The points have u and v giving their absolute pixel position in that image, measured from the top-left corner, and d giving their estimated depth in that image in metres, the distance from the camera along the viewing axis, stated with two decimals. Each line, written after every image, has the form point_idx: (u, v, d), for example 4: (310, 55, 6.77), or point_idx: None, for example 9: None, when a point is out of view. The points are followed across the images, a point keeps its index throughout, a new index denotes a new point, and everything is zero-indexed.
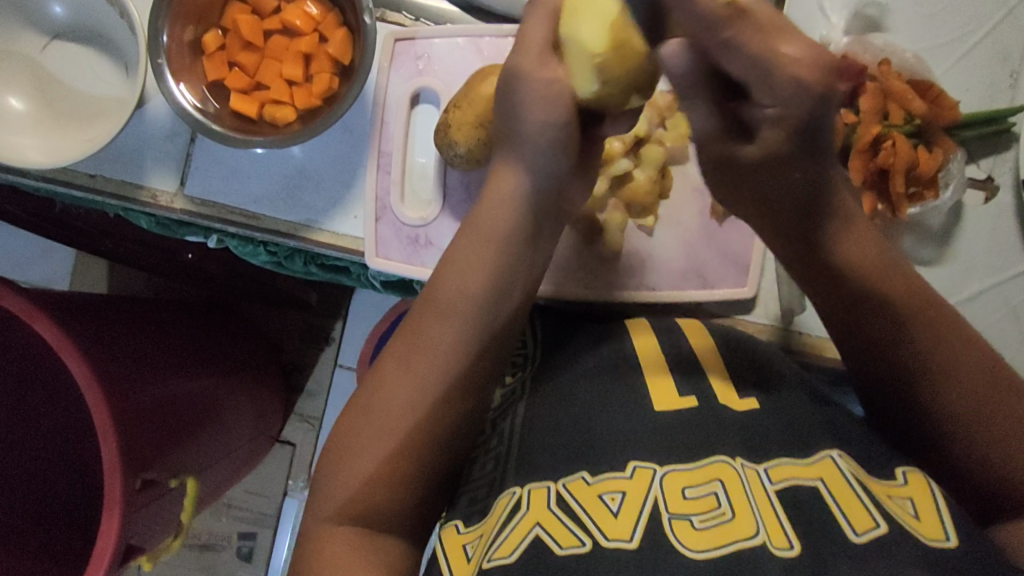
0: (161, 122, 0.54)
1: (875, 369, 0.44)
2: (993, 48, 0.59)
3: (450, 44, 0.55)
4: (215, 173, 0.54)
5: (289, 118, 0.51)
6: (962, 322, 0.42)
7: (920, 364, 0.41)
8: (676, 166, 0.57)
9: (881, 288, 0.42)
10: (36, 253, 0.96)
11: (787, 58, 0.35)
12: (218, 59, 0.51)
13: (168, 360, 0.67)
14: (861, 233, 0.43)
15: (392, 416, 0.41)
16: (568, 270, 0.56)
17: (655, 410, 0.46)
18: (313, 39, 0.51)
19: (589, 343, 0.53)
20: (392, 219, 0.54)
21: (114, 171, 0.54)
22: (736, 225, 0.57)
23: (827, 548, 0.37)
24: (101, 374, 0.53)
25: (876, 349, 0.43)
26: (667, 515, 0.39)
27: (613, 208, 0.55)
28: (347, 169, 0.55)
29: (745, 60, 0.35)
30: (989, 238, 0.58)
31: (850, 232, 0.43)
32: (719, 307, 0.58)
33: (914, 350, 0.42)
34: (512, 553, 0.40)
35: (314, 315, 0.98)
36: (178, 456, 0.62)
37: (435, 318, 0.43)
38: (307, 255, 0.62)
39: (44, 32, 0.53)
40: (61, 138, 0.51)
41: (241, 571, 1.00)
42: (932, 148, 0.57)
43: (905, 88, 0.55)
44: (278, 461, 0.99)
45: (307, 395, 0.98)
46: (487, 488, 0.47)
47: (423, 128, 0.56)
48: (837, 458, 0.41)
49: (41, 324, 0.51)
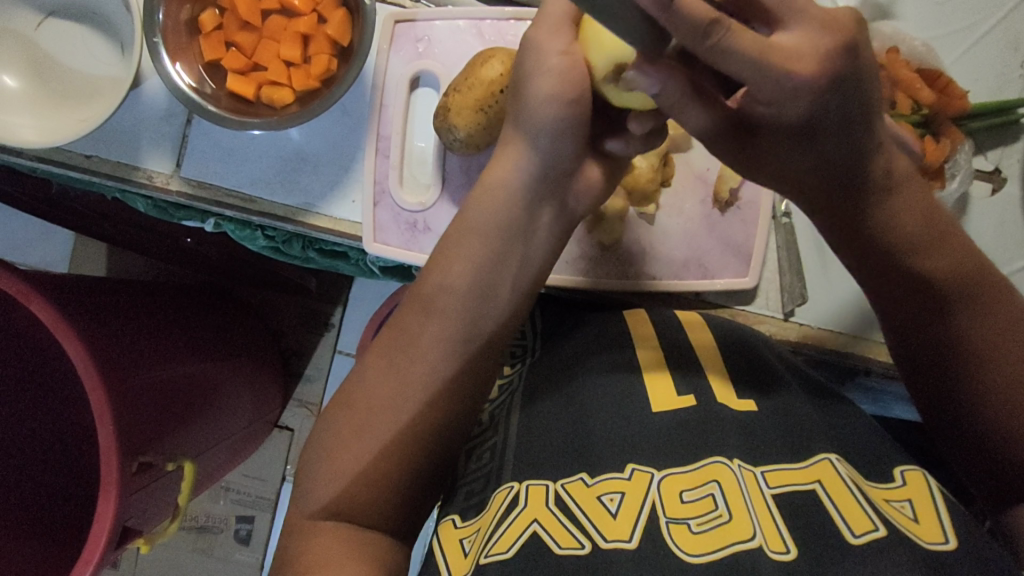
0: (156, 103, 0.53)
1: (919, 364, 0.45)
2: (1005, 37, 0.58)
3: (452, 27, 0.54)
4: (212, 156, 0.53)
5: (287, 101, 0.50)
6: (977, 305, 0.42)
7: (969, 361, 0.42)
8: (679, 154, 0.56)
9: (925, 267, 0.43)
10: (35, 235, 0.96)
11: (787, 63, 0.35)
12: (215, 38, 0.51)
13: (164, 344, 0.67)
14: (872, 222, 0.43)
15: (393, 401, 0.42)
16: (568, 258, 0.55)
17: (653, 412, 0.46)
18: (312, 19, 0.50)
19: (588, 334, 0.53)
20: (390, 204, 0.54)
21: (109, 152, 0.53)
22: (738, 215, 0.56)
23: (827, 551, 0.37)
24: (97, 358, 0.52)
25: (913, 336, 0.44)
26: (665, 519, 0.39)
27: (614, 195, 0.53)
28: (345, 153, 0.54)
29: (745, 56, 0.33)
30: (996, 230, 0.58)
31: (885, 216, 0.43)
32: (719, 298, 0.58)
33: (960, 347, 0.42)
34: (509, 549, 0.40)
35: (314, 300, 0.97)
36: (175, 440, 0.62)
37: (434, 302, 0.44)
38: (305, 240, 0.62)
39: (37, 10, 0.52)
40: (55, 118, 0.50)
41: (238, 555, 1.00)
42: (940, 139, 0.55)
43: (913, 77, 0.54)
44: (276, 445, 0.99)
45: (306, 380, 0.98)
46: (484, 480, 0.47)
47: (423, 112, 0.55)
48: (834, 461, 0.41)
49: (37, 305, 0.50)
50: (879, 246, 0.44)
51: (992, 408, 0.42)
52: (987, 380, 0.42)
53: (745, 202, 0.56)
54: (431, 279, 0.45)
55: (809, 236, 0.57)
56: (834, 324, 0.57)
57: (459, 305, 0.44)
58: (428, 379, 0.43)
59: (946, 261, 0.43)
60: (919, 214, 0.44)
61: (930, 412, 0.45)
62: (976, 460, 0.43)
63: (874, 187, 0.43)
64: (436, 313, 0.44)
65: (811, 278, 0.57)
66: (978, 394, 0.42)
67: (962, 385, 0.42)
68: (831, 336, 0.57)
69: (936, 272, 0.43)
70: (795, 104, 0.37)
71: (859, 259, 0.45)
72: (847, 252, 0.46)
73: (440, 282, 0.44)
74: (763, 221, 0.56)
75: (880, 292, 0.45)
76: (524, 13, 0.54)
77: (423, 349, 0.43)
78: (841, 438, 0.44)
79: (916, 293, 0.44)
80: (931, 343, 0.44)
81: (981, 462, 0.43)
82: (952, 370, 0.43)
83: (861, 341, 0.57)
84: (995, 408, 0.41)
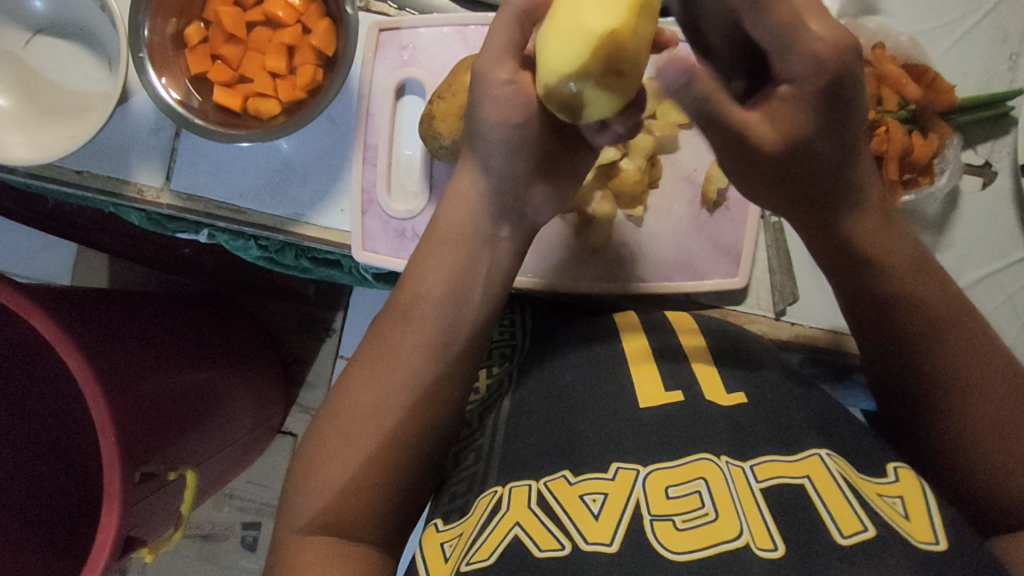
0: (145, 117, 0.53)
1: (899, 379, 0.44)
2: (993, 29, 0.58)
3: (436, 34, 0.54)
4: (200, 168, 0.53)
5: (273, 112, 0.51)
6: (951, 325, 0.42)
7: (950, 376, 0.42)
8: (666, 155, 0.56)
9: (902, 281, 0.43)
10: (36, 247, 0.97)
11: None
12: (201, 52, 0.51)
13: (165, 354, 0.67)
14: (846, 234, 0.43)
15: (381, 409, 0.42)
16: (556, 262, 0.55)
17: (640, 406, 0.46)
18: (296, 30, 0.50)
19: (577, 337, 0.53)
20: (378, 212, 0.54)
21: (100, 167, 0.53)
22: (726, 216, 0.56)
23: (812, 547, 0.36)
24: (96, 369, 0.53)
25: (892, 351, 0.44)
26: (650, 517, 0.39)
27: (601, 199, 0.53)
28: (333, 162, 0.54)
29: None
30: (987, 224, 0.57)
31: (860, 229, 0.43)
32: (709, 299, 0.57)
33: (939, 366, 0.42)
34: (489, 556, 0.40)
35: (314, 307, 0.97)
36: (178, 448, 0.62)
37: (418, 312, 0.44)
38: (297, 249, 0.62)
39: (25, 27, 0.52)
40: (45, 135, 0.50)
41: (244, 561, 1.01)
42: (928, 134, 0.55)
43: (899, 73, 0.53)
44: (279, 452, 1.00)
45: (308, 387, 0.99)
46: (467, 483, 0.47)
47: (409, 119, 0.55)
48: (825, 457, 0.41)
49: (36, 318, 0.50)
50: (857, 258, 0.44)
51: (975, 421, 0.41)
52: (968, 395, 0.41)
53: (733, 202, 0.56)
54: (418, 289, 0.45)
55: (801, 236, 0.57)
56: (825, 323, 0.57)
57: (448, 312, 0.44)
58: (416, 387, 0.43)
59: (922, 281, 0.43)
60: (891, 232, 0.44)
61: (912, 424, 0.45)
62: (961, 479, 0.42)
63: (848, 202, 0.43)
64: (421, 323, 0.44)
65: (801, 276, 0.57)
66: (962, 405, 0.42)
67: (944, 396, 0.42)
68: (824, 334, 0.57)
69: (912, 291, 0.43)
70: None
71: (839, 275, 0.45)
72: (828, 266, 0.45)
73: (424, 291, 0.44)
74: (752, 221, 0.56)
75: (858, 310, 0.45)
76: None
77: (412, 355, 0.43)
78: (830, 436, 0.43)
79: (893, 313, 0.43)
80: (911, 360, 0.43)
81: (968, 479, 0.42)
82: (932, 385, 0.43)
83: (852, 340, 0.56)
84: (977, 420, 0.41)
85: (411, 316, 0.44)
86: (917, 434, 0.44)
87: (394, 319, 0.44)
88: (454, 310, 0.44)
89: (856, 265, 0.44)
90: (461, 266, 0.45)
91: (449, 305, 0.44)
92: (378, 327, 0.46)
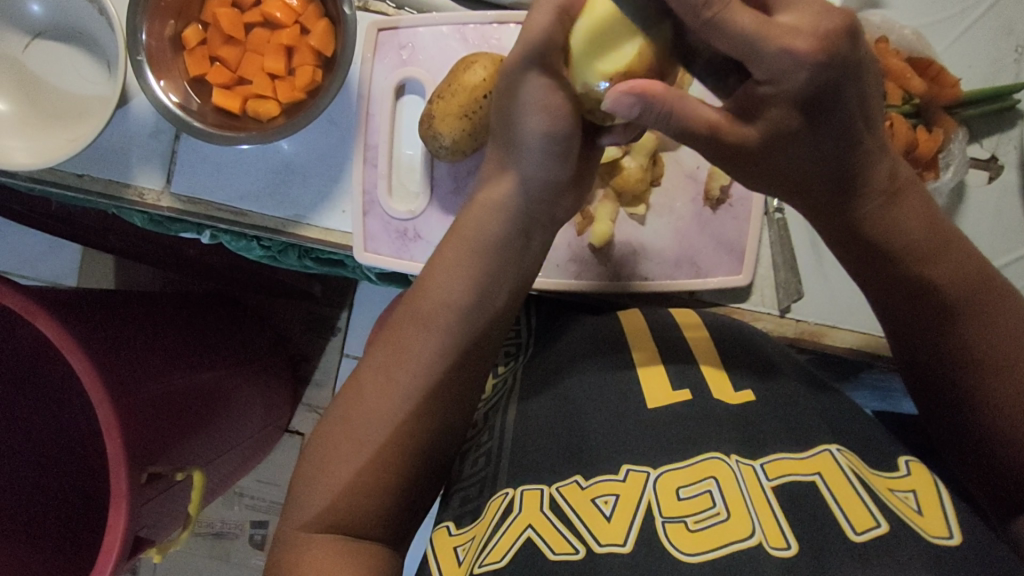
0: (145, 120, 0.53)
1: (925, 368, 0.44)
2: (998, 22, 0.57)
3: (435, 33, 0.54)
4: (201, 170, 0.53)
5: (272, 113, 0.50)
6: (981, 313, 0.42)
7: (974, 364, 0.42)
8: (668, 153, 0.55)
9: (927, 271, 0.42)
10: (42, 249, 0.98)
11: (783, 43, 0.33)
12: (199, 54, 0.51)
13: (171, 355, 0.67)
14: (870, 224, 0.42)
15: (386, 411, 0.42)
16: (559, 261, 0.55)
17: (648, 410, 0.46)
18: (294, 31, 0.50)
19: (583, 335, 0.53)
20: (379, 212, 0.54)
21: (101, 171, 0.53)
22: (729, 212, 0.56)
23: (830, 547, 0.36)
24: (103, 371, 0.53)
25: (919, 339, 0.44)
26: (662, 518, 0.39)
27: (604, 197, 0.53)
28: (334, 163, 0.54)
29: (735, 34, 0.33)
30: (994, 218, 0.56)
31: (880, 225, 0.42)
32: (714, 296, 0.57)
33: (967, 353, 0.42)
34: (503, 557, 0.40)
35: (318, 306, 0.97)
36: (185, 449, 0.63)
37: (418, 315, 0.44)
38: (300, 250, 0.62)
39: (25, 31, 0.52)
40: (45, 139, 0.50)
41: (253, 559, 1.02)
42: (933, 128, 0.54)
43: (903, 67, 0.53)
44: (286, 451, 1.00)
45: (314, 385, 0.99)
46: (479, 487, 0.47)
47: (410, 119, 0.55)
48: (835, 453, 0.41)
49: (42, 321, 0.50)
50: (883, 250, 0.43)
51: (1000, 412, 0.41)
52: (995, 384, 0.41)
53: (736, 198, 0.56)
54: (427, 294, 0.44)
55: (804, 232, 0.57)
56: (831, 319, 0.56)
57: (452, 314, 0.44)
58: (419, 388, 0.43)
59: (947, 269, 0.42)
60: (922, 216, 0.43)
61: (937, 414, 0.44)
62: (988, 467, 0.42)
63: (872, 192, 0.42)
64: (421, 326, 0.44)
65: (806, 272, 0.57)
66: (986, 395, 0.41)
67: (967, 386, 0.42)
68: (830, 330, 0.56)
69: (940, 279, 0.42)
70: (774, 102, 0.36)
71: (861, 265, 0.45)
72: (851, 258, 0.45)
73: (426, 293, 0.44)
74: (755, 218, 0.56)
75: (884, 297, 0.45)
76: (508, 15, 0.53)
77: (415, 357, 0.43)
78: (838, 433, 0.43)
79: (920, 300, 0.43)
80: (940, 347, 0.43)
81: (996, 469, 0.42)
82: (956, 374, 0.42)
83: (858, 336, 0.56)
84: (1002, 412, 0.41)
85: (414, 318, 0.44)
86: (942, 423, 0.44)
87: (401, 323, 0.45)
88: (457, 311, 0.44)
89: (880, 256, 0.43)
90: (467, 269, 0.45)
91: (449, 307, 0.44)
92: (385, 331, 0.45)
